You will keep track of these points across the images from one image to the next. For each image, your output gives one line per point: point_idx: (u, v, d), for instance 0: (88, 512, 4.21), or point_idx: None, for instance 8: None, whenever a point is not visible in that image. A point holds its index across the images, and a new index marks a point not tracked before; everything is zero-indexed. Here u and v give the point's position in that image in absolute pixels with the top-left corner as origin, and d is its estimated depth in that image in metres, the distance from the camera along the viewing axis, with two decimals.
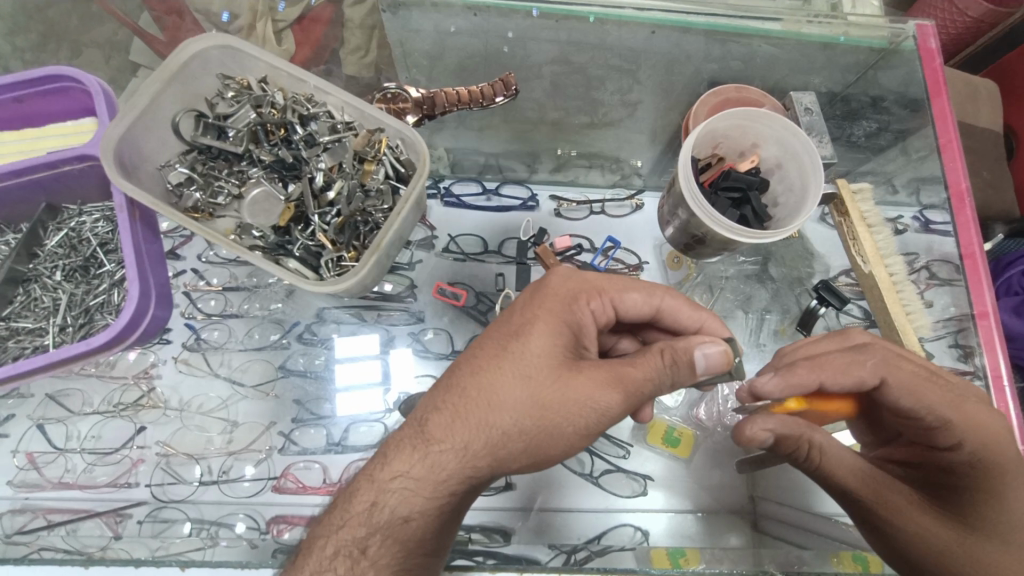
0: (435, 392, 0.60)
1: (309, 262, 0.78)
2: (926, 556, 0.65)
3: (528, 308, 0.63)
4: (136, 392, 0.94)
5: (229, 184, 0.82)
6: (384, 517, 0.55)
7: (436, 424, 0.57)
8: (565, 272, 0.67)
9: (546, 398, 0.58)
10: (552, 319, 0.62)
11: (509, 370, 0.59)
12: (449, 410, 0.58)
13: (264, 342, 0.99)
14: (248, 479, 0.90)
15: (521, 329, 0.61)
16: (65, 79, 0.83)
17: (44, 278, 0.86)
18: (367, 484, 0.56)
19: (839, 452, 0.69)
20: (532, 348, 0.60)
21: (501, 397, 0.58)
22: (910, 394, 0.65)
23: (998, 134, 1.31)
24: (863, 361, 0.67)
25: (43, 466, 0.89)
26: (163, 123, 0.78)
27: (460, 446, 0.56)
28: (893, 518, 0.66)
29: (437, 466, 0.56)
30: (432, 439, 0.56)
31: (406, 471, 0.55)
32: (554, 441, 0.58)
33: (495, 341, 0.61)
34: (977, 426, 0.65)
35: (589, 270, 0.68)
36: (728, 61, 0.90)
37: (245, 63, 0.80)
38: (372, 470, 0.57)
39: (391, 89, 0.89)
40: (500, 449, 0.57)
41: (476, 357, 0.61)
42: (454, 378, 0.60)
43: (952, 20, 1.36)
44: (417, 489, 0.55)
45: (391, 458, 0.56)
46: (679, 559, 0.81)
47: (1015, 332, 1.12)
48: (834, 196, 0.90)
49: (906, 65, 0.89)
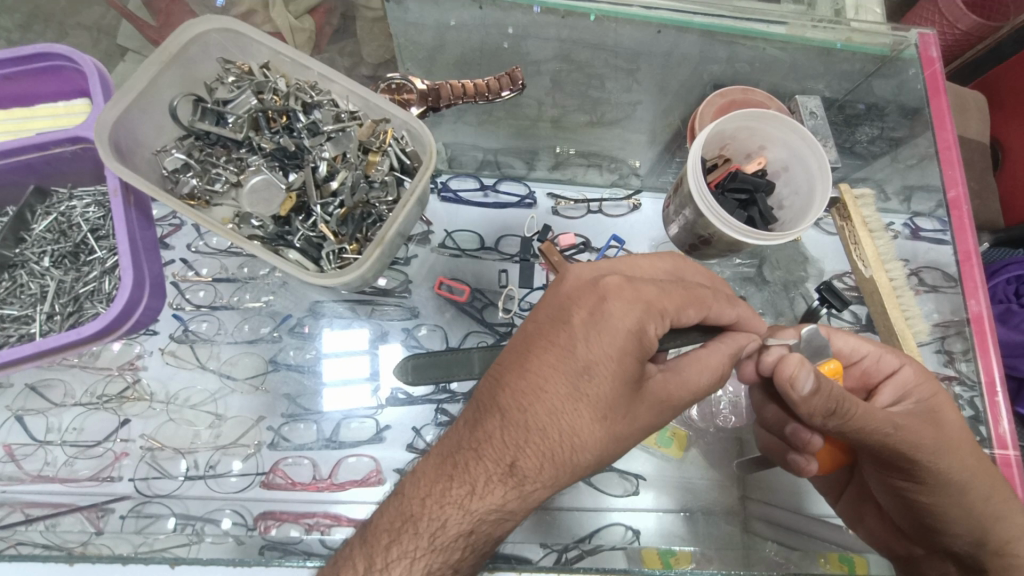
0: (512, 426, 0.55)
1: (311, 254, 0.76)
2: (981, 517, 0.66)
3: (595, 338, 0.57)
4: (120, 383, 0.91)
5: (227, 171, 0.80)
6: (478, 540, 0.55)
7: (527, 463, 0.54)
8: (629, 298, 0.58)
9: (620, 433, 0.58)
10: (623, 351, 0.57)
11: (588, 413, 0.56)
12: (537, 450, 0.55)
13: (256, 335, 0.97)
14: (236, 475, 0.88)
15: (591, 366, 0.56)
16: (56, 57, 0.80)
17: (31, 264, 0.84)
18: (460, 514, 0.53)
19: (940, 427, 0.65)
20: (606, 387, 0.56)
21: (584, 438, 0.56)
22: (889, 360, 0.72)
23: (986, 145, 1.34)
24: (864, 352, 0.73)
25: (22, 458, 0.87)
26: (160, 106, 0.76)
27: (551, 482, 0.55)
28: (970, 488, 0.65)
29: (531, 498, 0.55)
30: (525, 478, 0.54)
31: (501, 505, 0.54)
32: (618, 455, 0.61)
33: (565, 375, 0.56)
34: (926, 377, 0.71)
35: (648, 285, 0.60)
36: (732, 64, 0.90)
37: (247, 48, 0.78)
38: (461, 499, 0.53)
39: (395, 80, 0.86)
40: (580, 476, 0.58)
41: (552, 393, 0.56)
42: (532, 417, 0.55)
43: (942, 32, 1.39)
44: (508, 517, 0.55)
45: (484, 492, 0.54)
46: (670, 559, 0.80)
47: (1005, 340, 1.13)
48: (836, 201, 0.91)
49: (900, 73, 0.90)
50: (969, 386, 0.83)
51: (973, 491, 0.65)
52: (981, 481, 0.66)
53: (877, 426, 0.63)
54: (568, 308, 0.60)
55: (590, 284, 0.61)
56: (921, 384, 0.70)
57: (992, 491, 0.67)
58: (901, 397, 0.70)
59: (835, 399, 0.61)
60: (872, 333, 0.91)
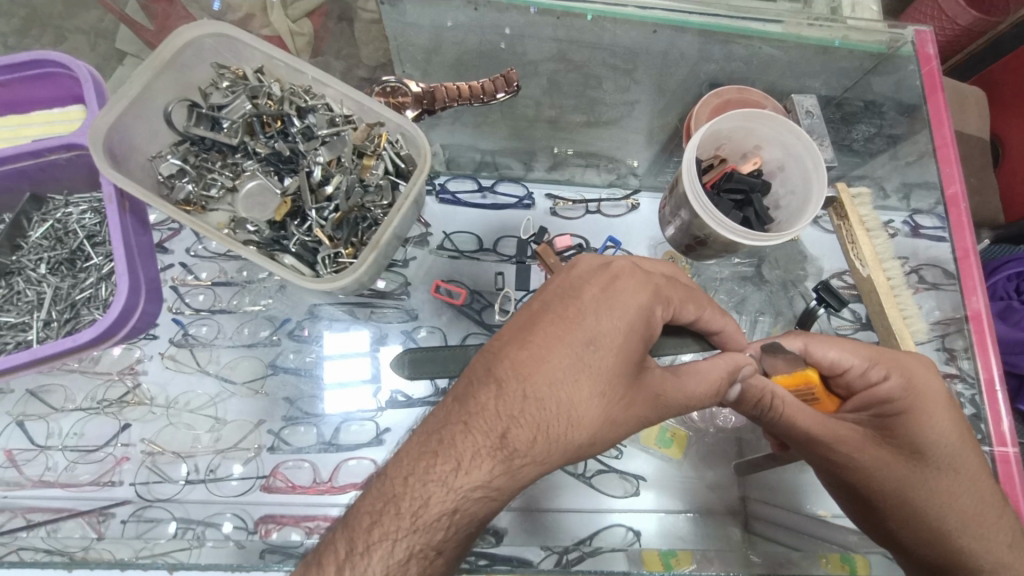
0: (507, 397, 0.54)
1: (306, 258, 0.76)
2: (920, 532, 0.66)
3: (606, 312, 0.58)
4: (121, 388, 0.91)
5: (223, 176, 0.81)
6: (461, 520, 0.52)
7: (518, 438, 0.52)
8: (639, 279, 0.61)
9: (617, 413, 0.57)
10: (631, 326, 0.58)
11: (587, 385, 0.55)
12: (531, 423, 0.53)
13: (254, 339, 0.97)
14: (237, 478, 0.88)
15: (597, 338, 0.57)
16: (51, 64, 0.80)
17: (28, 270, 0.85)
18: (445, 491, 0.50)
19: (874, 440, 0.67)
20: (607, 360, 0.56)
21: (581, 412, 0.55)
22: (867, 373, 0.68)
23: (986, 142, 1.33)
24: (848, 364, 0.68)
25: (23, 463, 0.87)
26: (156, 113, 0.77)
27: (542, 458, 0.54)
28: (899, 504, 0.67)
29: (520, 475, 0.53)
30: (516, 453, 0.52)
31: (489, 481, 0.52)
32: (613, 444, 0.59)
33: (568, 347, 0.56)
34: (908, 392, 0.66)
35: (657, 275, 0.64)
36: (729, 63, 0.90)
37: (241, 53, 0.78)
38: (446, 474, 0.51)
39: (390, 83, 0.86)
40: (572, 457, 0.56)
41: (553, 363, 0.55)
42: (528, 388, 0.54)
43: (941, 29, 1.38)
44: (495, 495, 0.52)
45: (471, 467, 0.51)
46: (670, 560, 0.80)
47: (1005, 337, 1.12)
48: (834, 200, 0.91)
49: (897, 71, 0.89)
50: (969, 384, 0.82)
51: (911, 508, 0.66)
52: (922, 500, 0.66)
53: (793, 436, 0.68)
54: (580, 285, 0.61)
55: (600, 266, 0.63)
56: (897, 400, 0.67)
57: (942, 511, 0.65)
58: (867, 406, 0.69)
59: (763, 405, 0.66)
60: (870, 332, 0.91)
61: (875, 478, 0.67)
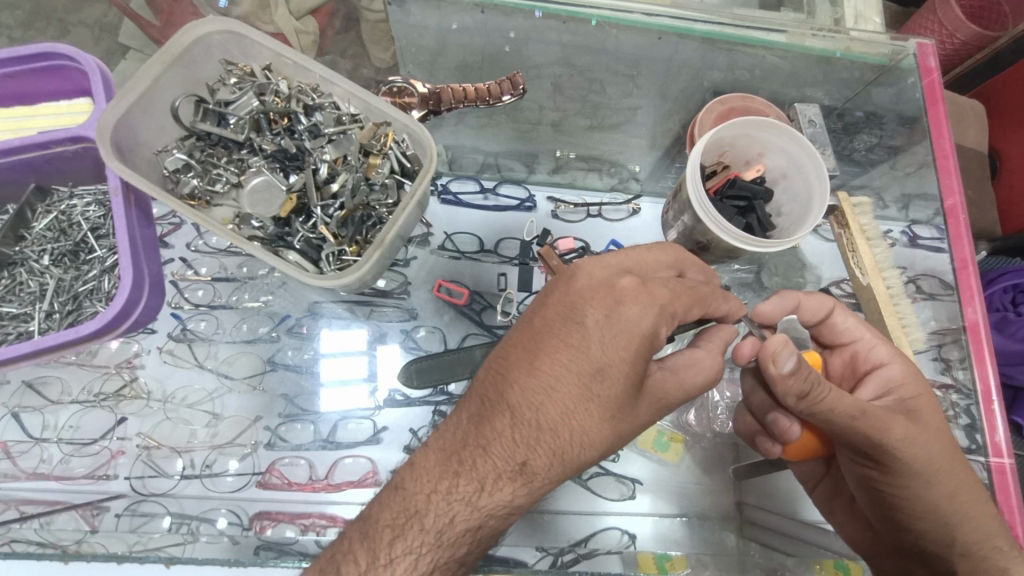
0: (521, 426, 0.55)
1: (310, 255, 0.76)
2: (948, 516, 0.65)
3: (612, 342, 0.56)
4: (117, 381, 0.91)
5: (228, 172, 0.80)
6: (484, 534, 0.55)
7: (536, 464, 0.55)
8: (645, 304, 0.58)
9: (624, 429, 0.59)
10: (637, 354, 0.57)
11: (598, 415, 0.56)
12: (546, 448, 0.55)
13: (254, 335, 0.97)
14: (232, 474, 0.87)
15: (604, 368, 0.56)
16: (58, 56, 0.80)
17: (31, 262, 0.84)
18: (468, 511, 0.53)
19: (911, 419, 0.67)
20: (615, 388, 0.56)
21: (593, 437, 0.56)
22: (882, 352, 0.74)
23: (984, 154, 1.34)
24: (859, 337, 0.76)
25: (19, 456, 0.87)
26: (163, 108, 0.77)
27: (557, 478, 0.56)
28: (933, 485, 0.65)
29: (538, 493, 0.56)
30: (534, 476, 0.55)
31: (510, 502, 0.55)
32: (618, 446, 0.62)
33: (578, 378, 0.56)
34: (916, 377, 0.71)
35: (661, 286, 0.60)
36: (733, 70, 0.91)
37: (250, 51, 0.78)
38: (469, 496, 0.53)
39: (397, 83, 0.86)
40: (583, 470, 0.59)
41: (563, 393, 0.56)
42: (542, 417, 0.55)
43: (941, 41, 1.40)
44: (515, 511, 0.56)
45: (493, 490, 0.54)
46: (665, 564, 0.84)
47: (1001, 348, 1.13)
48: (834, 209, 0.91)
49: (898, 83, 0.90)
50: (965, 394, 0.83)
51: (943, 489, 0.65)
52: (951, 482, 0.65)
53: (844, 411, 0.64)
54: (582, 306, 0.59)
55: (604, 283, 0.60)
56: (911, 383, 0.71)
57: (963, 494, 0.66)
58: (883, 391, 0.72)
59: (810, 385, 0.62)
60: None
61: (918, 460, 0.65)
